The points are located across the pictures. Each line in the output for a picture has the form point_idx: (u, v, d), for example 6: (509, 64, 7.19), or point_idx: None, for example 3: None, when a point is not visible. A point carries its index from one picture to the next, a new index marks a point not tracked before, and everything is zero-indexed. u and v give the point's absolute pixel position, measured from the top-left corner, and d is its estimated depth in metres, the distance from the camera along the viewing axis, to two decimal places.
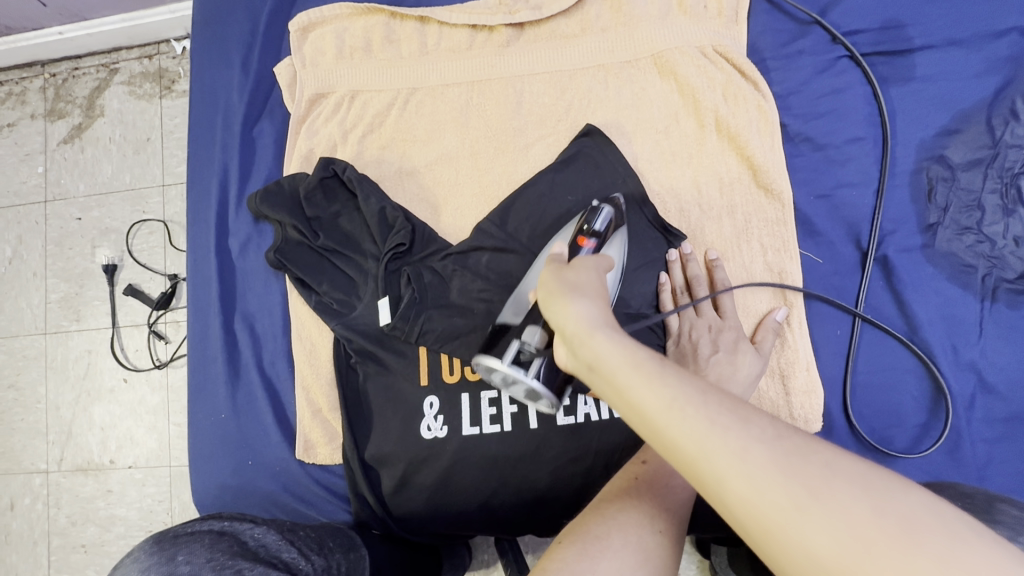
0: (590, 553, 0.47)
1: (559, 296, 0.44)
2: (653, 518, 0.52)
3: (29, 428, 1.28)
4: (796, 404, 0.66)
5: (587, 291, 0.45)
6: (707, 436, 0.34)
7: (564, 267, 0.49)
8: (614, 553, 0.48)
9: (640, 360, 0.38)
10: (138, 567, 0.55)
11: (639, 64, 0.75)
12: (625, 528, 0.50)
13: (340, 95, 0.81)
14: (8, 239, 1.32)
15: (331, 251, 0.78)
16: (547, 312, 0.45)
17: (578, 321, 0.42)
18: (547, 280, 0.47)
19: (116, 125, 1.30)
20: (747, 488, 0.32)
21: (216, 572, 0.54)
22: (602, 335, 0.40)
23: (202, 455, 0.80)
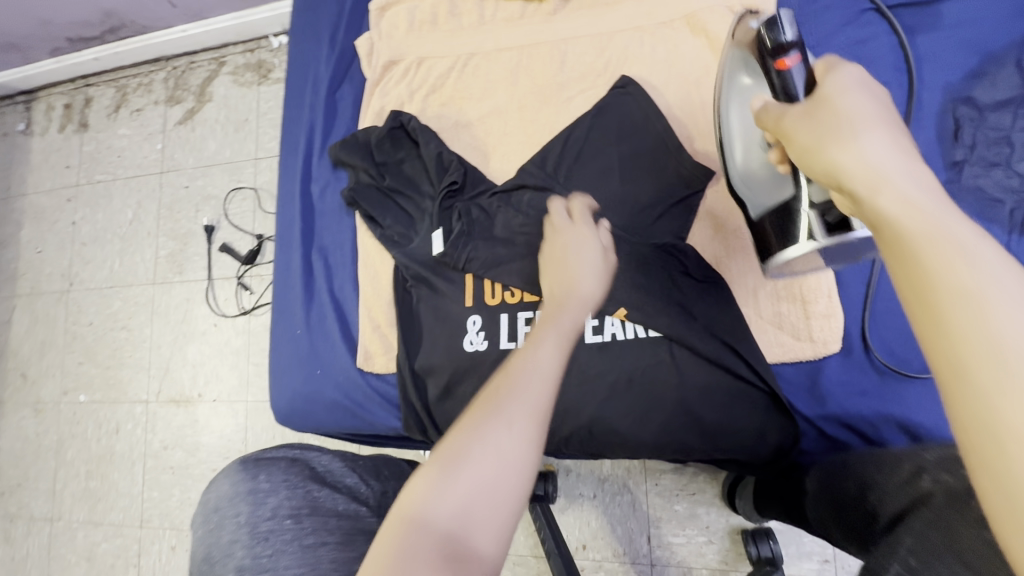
0: (449, 474, 0.42)
1: (845, 135, 0.42)
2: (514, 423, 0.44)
3: (135, 363, 1.49)
4: (815, 327, 0.72)
5: (885, 125, 0.42)
6: (991, 331, 0.31)
7: (838, 95, 0.45)
8: (477, 468, 0.42)
9: (943, 237, 0.35)
10: (229, 480, 0.67)
11: (674, 25, 0.83)
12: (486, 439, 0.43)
13: (410, 62, 0.94)
14: (130, 205, 1.57)
15: (395, 192, 0.91)
16: (819, 154, 0.43)
17: (868, 168, 0.39)
18: (816, 120, 0.45)
19: (221, 109, 1.52)
20: (1022, 383, 0.30)
21: (292, 490, 0.66)
22: (897, 182, 0.38)
23: (280, 366, 0.94)
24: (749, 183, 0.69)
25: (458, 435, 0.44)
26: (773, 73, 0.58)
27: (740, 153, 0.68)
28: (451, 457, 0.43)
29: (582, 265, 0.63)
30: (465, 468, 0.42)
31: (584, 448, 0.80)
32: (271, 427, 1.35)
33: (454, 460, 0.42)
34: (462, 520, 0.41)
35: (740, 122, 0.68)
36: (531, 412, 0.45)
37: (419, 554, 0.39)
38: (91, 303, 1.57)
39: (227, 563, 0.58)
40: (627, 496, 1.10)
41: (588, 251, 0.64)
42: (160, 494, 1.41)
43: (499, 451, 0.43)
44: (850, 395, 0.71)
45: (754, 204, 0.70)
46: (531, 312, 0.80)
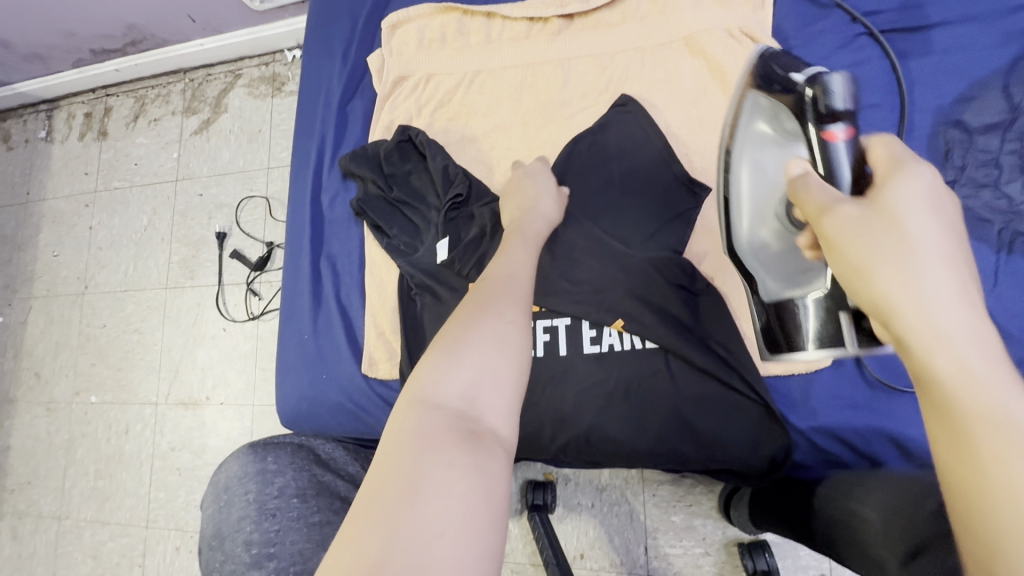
0: (454, 353, 0.47)
1: (900, 265, 0.41)
2: (504, 311, 0.52)
3: (146, 366, 1.53)
4: None
5: (946, 262, 0.40)
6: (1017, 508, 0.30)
7: (903, 215, 0.43)
8: (478, 349, 0.48)
9: (983, 396, 0.34)
10: (239, 462, 0.79)
11: (673, 46, 0.86)
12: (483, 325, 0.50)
13: (418, 78, 0.98)
14: (145, 211, 1.62)
15: (402, 204, 0.94)
16: (868, 281, 0.42)
17: (923, 318, 0.38)
18: (874, 240, 0.43)
19: (236, 119, 1.57)
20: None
21: (298, 469, 0.80)
22: (956, 339, 0.36)
23: (287, 370, 0.97)
24: (762, 262, 0.70)
25: (454, 327, 0.50)
26: (820, 140, 0.62)
27: (759, 221, 0.69)
28: (453, 343, 0.48)
29: (542, 188, 0.79)
30: (465, 351, 0.47)
31: (580, 457, 0.81)
32: (277, 431, 1.38)
33: (455, 345, 0.48)
34: (470, 396, 0.45)
35: (761, 182, 0.69)
36: (512, 305, 0.53)
37: (435, 429, 0.42)
38: (104, 306, 1.61)
39: (236, 537, 0.67)
40: (625, 506, 1.11)
41: (544, 176, 0.81)
42: (167, 494, 1.44)
43: (494, 332, 0.49)
44: (840, 408, 0.72)
45: (767, 288, 0.70)
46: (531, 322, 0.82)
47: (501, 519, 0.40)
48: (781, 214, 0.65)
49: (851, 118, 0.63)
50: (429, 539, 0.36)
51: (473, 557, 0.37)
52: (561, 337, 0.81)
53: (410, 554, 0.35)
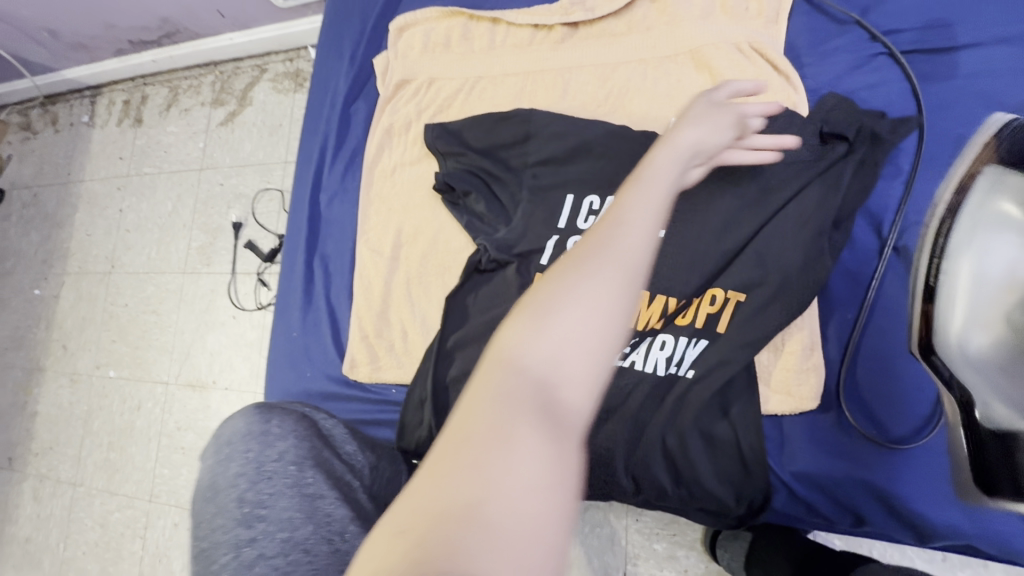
0: (541, 310, 0.39)
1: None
2: (605, 268, 0.40)
3: (160, 346, 1.59)
4: (794, 380, 0.68)
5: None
6: None
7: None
8: (568, 311, 0.39)
9: None
10: (243, 419, 0.61)
11: (678, 59, 0.82)
12: (577, 280, 0.40)
13: (420, 82, 0.97)
14: (171, 197, 1.68)
15: (495, 179, 0.88)
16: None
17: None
18: None
19: (259, 113, 1.61)
20: None
21: (303, 440, 0.61)
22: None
23: (274, 364, 0.98)
24: (990, 378, 0.52)
25: (546, 285, 0.41)
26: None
27: (974, 322, 0.52)
28: (541, 306, 0.39)
29: (693, 116, 0.58)
30: (553, 316, 0.39)
31: None
32: None
33: (543, 310, 0.39)
34: (557, 366, 0.38)
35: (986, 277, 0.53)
36: (625, 258, 0.41)
37: (515, 399, 0.37)
38: (128, 286, 1.68)
39: (230, 493, 0.54)
40: (607, 528, 1.07)
41: (702, 102, 0.60)
42: (170, 471, 1.50)
43: (594, 295, 0.39)
44: (823, 454, 0.67)
45: (990, 409, 0.51)
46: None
47: (575, 509, 0.35)
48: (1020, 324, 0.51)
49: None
50: (502, 520, 0.33)
51: (546, 550, 0.33)
52: None
53: (482, 533, 0.32)
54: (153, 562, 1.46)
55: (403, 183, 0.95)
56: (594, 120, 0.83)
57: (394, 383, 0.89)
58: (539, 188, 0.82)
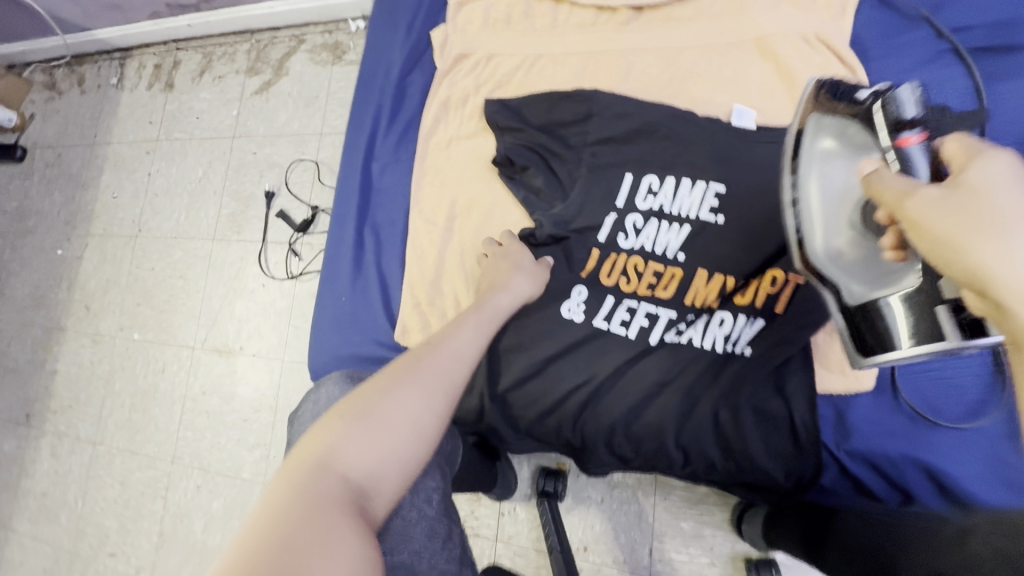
0: (375, 426, 0.54)
1: (994, 236, 0.41)
2: (432, 400, 0.59)
3: (187, 311, 1.60)
4: (849, 362, 0.70)
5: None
6: None
7: (987, 191, 0.43)
8: (394, 428, 0.55)
9: None
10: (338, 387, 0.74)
11: (744, 47, 0.84)
12: (407, 405, 0.57)
13: (479, 57, 0.98)
14: (202, 163, 1.68)
15: (550, 153, 0.89)
16: (958, 253, 0.42)
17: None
18: (955, 216, 0.43)
19: (296, 83, 1.61)
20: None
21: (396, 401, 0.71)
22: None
23: (321, 329, 1.00)
24: (845, 268, 0.64)
25: (364, 399, 0.56)
26: (893, 148, 0.59)
27: (829, 232, 0.65)
28: (362, 416, 0.55)
29: (516, 265, 0.82)
30: (376, 425, 0.54)
31: (593, 450, 0.82)
32: (303, 388, 1.42)
33: (364, 420, 0.55)
34: (376, 474, 0.52)
35: (828, 191, 0.65)
36: (432, 382, 0.60)
37: (334, 491, 0.49)
38: (154, 250, 1.68)
39: None
40: (635, 505, 1.11)
41: (520, 255, 0.84)
42: (194, 435, 1.51)
43: (415, 419, 0.57)
44: (878, 436, 0.69)
45: (852, 292, 0.64)
46: (634, 302, 0.79)
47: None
48: (856, 222, 0.62)
49: (926, 124, 0.59)
50: None
51: None
52: (659, 323, 0.78)
53: None
54: (173, 523, 1.47)
55: (459, 155, 0.97)
56: (659, 102, 0.84)
57: None
58: (597, 167, 0.84)
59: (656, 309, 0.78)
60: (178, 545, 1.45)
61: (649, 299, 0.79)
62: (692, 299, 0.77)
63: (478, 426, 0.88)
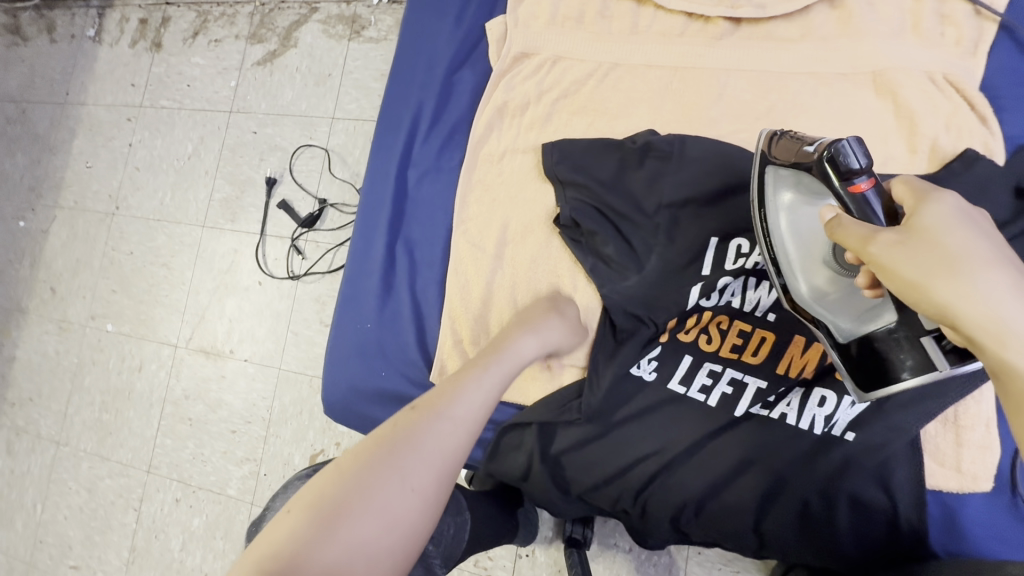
0: (333, 522, 0.39)
1: (959, 275, 0.41)
2: (412, 472, 0.44)
3: (169, 304, 1.44)
4: (966, 458, 0.63)
5: (1003, 266, 0.42)
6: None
7: (944, 233, 0.44)
8: (366, 519, 0.40)
9: None
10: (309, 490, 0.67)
11: (857, 79, 0.73)
12: (382, 483, 0.42)
13: (543, 58, 0.85)
14: (192, 138, 1.50)
15: (621, 217, 0.76)
16: (927, 293, 0.42)
17: (995, 316, 0.40)
18: (915, 255, 0.43)
19: (305, 58, 1.42)
20: None
21: None
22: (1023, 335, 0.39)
23: (339, 357, 0.87)
24: (827, 306, 0.61)
25: (337, 486, 0.41)
26: (848, 196, 0.54)
27: (804, 273, 0.63)
28: (333, 509, 0.40)
29: (539, 330, 0.69)
30: (351, 523, 0.40)
31: (657, 527, 0.72)
32: (300, 402, 1.28)
33: (336, 515, 0.40)
34: None
35: (795, 233, 0.64)
36: (428, 459, 0.45)
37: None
38: (134, 231, 1.50)
39: None
40: (666, 557, 1.02)
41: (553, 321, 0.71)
42: (174, 443, 1.37)
43: (393, 501, 0.42)
44: (994, 541, 0.62)
45: (840, 328, 0.60)
46: (718, 365, 0.70)
47: None
48: (831, 258, 0.61)
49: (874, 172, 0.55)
50: None
51: None
52: (745, 392, 0.69)
53: None
54: (146, 538, 1.33)
55: (512, 171, 0.84)
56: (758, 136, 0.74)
57: None
58: (677, 206, 0.74)
59: (744, 376, 0.69)
60: (152, 563, 1.32)
61: (736, 366, 0.69)
62: (785, 368, 0.68)
63: (521, 484, 0.77)
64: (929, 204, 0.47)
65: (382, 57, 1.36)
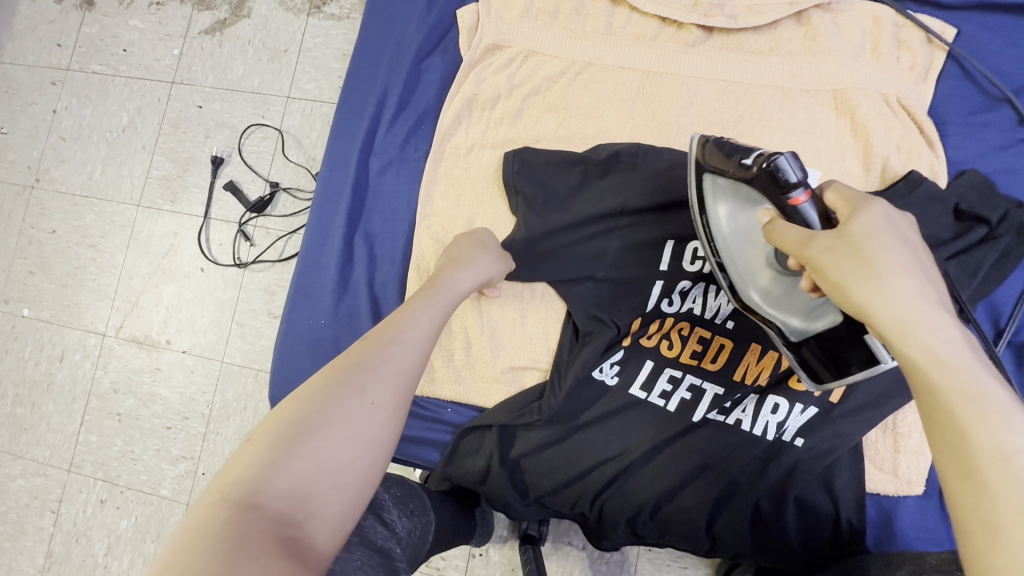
0: (291, 442, 0.40)
1: (871, 278, 0.46)
2: (367, 389, 0.45)
3: (97, 289, 1.32)
4: (902, 463, 0.66)
5: (916, 274, 0.46)
6: (940, 354, 0.42)
7: (866, 237, 0.48)
8: (325, 433, 0.42)
9: (946, 350, 0.42)
10: None
11: (819, 96, 0.76)
12: (338, 403, 0.44)
13: (516, 52, 0.83)
14: (128, 109, 1.37)
15: (587, 218, 0.75)
16: (847, 295, 0.47)
17: (900, 318, 0.44)
18: (839, 260, 0.48)
19: (258, 30, 1.33)
20: (948, 377, 0.41)
21: None
22: (927, 334, 0.43)
23: (289, 354, 0.82)
24: (777, 304, 0.63)
25: (296, 411, 0.43)
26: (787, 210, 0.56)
27: (750, 280, 0.65)
28: (291, 430, 0.41)
29: (483, 247, 0.72)
30: (310, 442, 0.41)
31: (613, 530, 0.73)
32: (244, 398, 1.21)
33: (295, 436, 0.41)
34: (301, 496, 0.39)
35: (737, 241, 0.66)
36: (384, 385, 0.47)
37: (254, 534, 0.35)
38: (57, 208, 1.37)
39: None
40: (618, 554, 1.03)
41: (486, 236, 0.74)
42: (99, 440, 1.26)
43: (350, 421, 0.43)
44: (925, 543, 0.65)
45: (794, 328, 0.61)
46: (678, 372, 0.70)
47: None
48: (773, 260, 0.63)
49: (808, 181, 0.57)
50: None
51: None
52: (703, 398, 0.70)
53: None
54: (65, 543, 1.22)
55: (480, 166, 0.82)
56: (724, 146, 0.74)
57: (451, 401, 0.78)
58: (643, 211, 0.74)
59: (703, 382, 0.70)
60: (71, 570, 1.21)
61: (695, 372, 0.70)
62: (742, 375, 0.69)
63: (479, 488, 0.75)
64: (854, 211, 0.51)
65: (343, 36, 1.29)
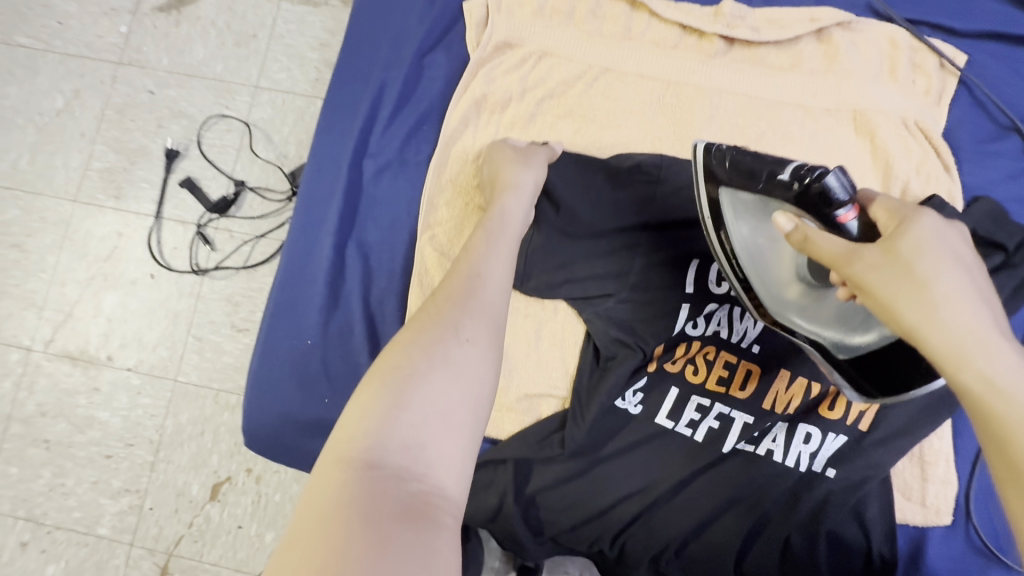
0: (396, 391, 0.39)
1: (921, 299, 0.43)
2: (465, 329, 0.44)
3: (21, 296, 1.14)
4: (930, 492, 0.65)
5: (970, 292, 0.43)
6: (997, 379, 0.39)
7: (916, 256, 0.45)
8: (426, 385, 0.40)
9: (1002, 374, 0.39)
10: None
11: (839, 115, 0.74)
12: (434, 352, 0.42)
13: (529, 52, 0.77)
14: (62, 90, 1.20)
15: (609, 234, 0.70)
16: (896, 315, 0.44)
17: (951, 340, 0.41)
18: (885, 275, 0.45)
19: (223, 11, 1.20)
20: (1004, 402, 0.38)
21: None
22: (981, 359, 0.40)
23: (269, 379, 0.72)
24: (808, 317, 0.61)
25: (399, 356, 0.41)
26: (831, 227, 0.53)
27: (778, 293, 0.63)
28: (399, 379, 0.40)
29: (519, 158, 0.68)
30: (416, 392, 0.40)
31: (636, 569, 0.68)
32: (201, 421, 1.08)
33: (402, 387, 0.40)
34: (411, 448, 0.38)
35: (762, 255, 0.63)
36: (477, 325, 0.45)
37: (381, 497, 0.35)
38: None
39: None
40: None
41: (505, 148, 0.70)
42: (21, 472, 1.08)
43: (455, 369, 0.42)
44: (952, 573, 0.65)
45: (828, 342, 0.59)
46: (705, 400, 0.66)
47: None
48: (804, 273, 0.61)
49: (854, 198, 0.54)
50: None
51: None
52: (731, 428, 0.66)
53: None
54: None
55: None
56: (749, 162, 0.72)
57: None
58: (667, 228, 0.70)
59: (731, 411, 0.66)
60: None
61: (723, 400, 0.66)
62: (771, 404, 0.66)
63: (489, 527, 0.68)
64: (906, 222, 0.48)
65: (320, 23, 1.18)
